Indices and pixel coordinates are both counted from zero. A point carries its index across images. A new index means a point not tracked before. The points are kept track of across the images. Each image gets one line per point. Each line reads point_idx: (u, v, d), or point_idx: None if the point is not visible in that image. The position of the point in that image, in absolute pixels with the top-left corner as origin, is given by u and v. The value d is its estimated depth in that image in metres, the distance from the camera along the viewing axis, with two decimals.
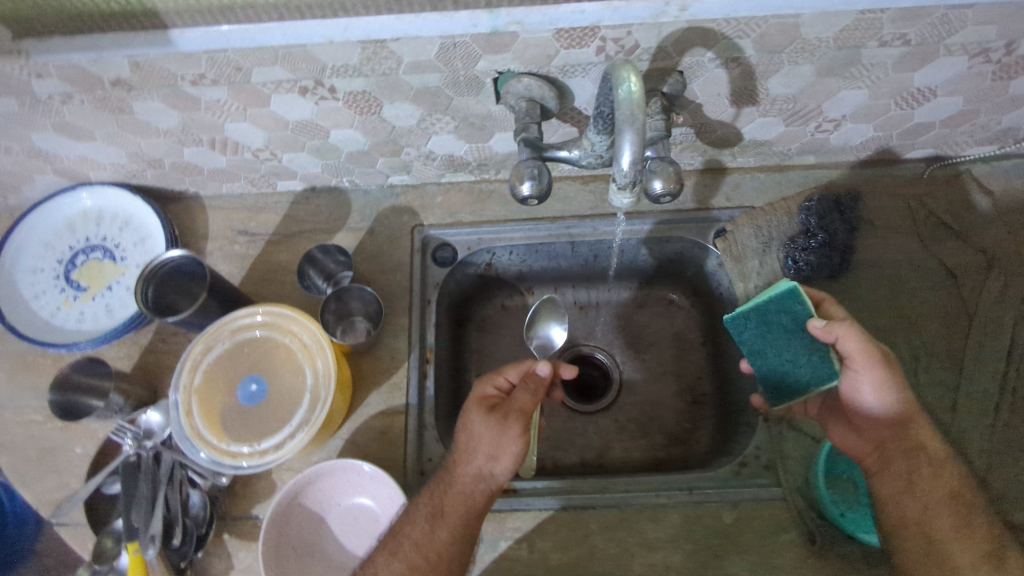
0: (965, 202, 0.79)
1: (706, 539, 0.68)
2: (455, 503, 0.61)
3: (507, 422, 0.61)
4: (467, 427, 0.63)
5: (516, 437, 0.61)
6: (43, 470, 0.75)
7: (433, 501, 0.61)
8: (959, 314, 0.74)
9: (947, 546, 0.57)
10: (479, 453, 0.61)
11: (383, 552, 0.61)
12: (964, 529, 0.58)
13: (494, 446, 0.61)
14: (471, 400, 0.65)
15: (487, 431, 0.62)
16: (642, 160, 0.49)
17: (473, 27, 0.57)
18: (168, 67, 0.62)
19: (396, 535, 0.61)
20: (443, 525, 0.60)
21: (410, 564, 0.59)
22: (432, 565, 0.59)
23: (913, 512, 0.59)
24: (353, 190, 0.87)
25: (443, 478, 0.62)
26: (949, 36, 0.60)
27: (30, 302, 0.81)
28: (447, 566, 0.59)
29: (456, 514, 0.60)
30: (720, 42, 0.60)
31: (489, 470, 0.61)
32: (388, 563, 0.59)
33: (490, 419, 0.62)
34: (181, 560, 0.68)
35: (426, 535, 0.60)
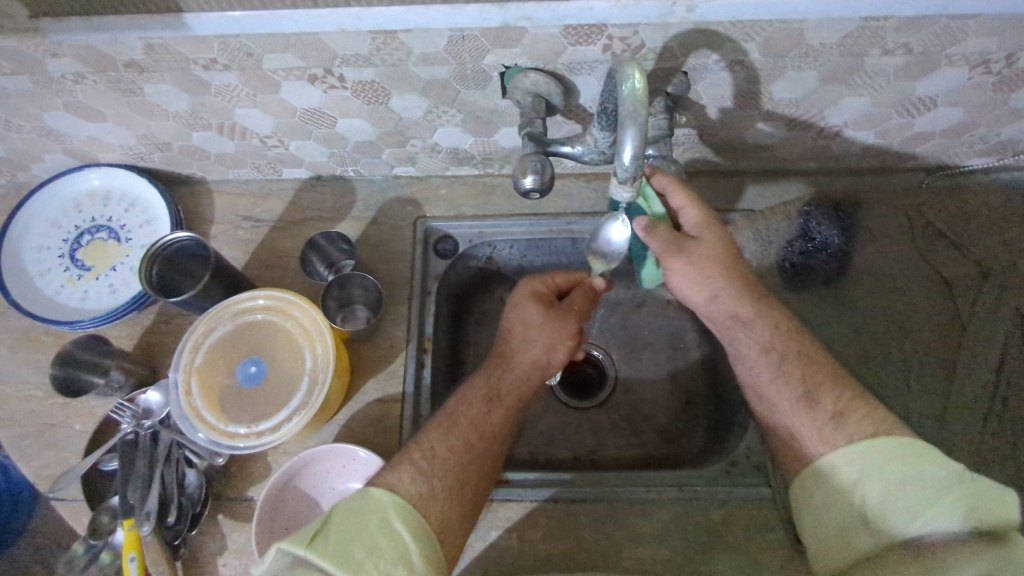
0: (961, 213, 0.80)
1: (695, 536, 0.69)
2: (512, 387, 0.65)
3: (565, 319, 0.66)
4: (524, 317, 0.67)
5: (573, 330, 0.67)
6: (42, 444, 0.76)
7: (490, 383, 0.65)
8: (952, 323, 0.75)
9: (803, 439, 0.59)
10: (538, 343, 0.66)
11: (437, 426, 0.62)
12: (810, 405, 0.59)
13: (552, 337, 0.66)
14: (527, 296, 0.68)
15: (547, 322, 0.66)
16: (643, 157, 0.50)
17: (483, 21, 0.58)
18: (181, 50, 0.63)
19: (449, 413, 0.63)
20: (499, 407, 0.64)
21: (465, 439, 0.61)
22: (487, 441, 0.62)
23: (770, 401, 0.62)
24: (358, 180, 0.88)
25: (499, 362, 0.66)
26: (950, 47, 0.61)
27: (34, 279, 0.82)
28: (498, 444, 0.63)
29: (512, 396, 0.64)
30: (725, 45, 0.61)
31: (547, 359, 0.66)
32: (443, 439, 0.61)
33: (549, 314, 0.67)
34: (175, 538, 0.69)
35: (483, 414, 0.63)
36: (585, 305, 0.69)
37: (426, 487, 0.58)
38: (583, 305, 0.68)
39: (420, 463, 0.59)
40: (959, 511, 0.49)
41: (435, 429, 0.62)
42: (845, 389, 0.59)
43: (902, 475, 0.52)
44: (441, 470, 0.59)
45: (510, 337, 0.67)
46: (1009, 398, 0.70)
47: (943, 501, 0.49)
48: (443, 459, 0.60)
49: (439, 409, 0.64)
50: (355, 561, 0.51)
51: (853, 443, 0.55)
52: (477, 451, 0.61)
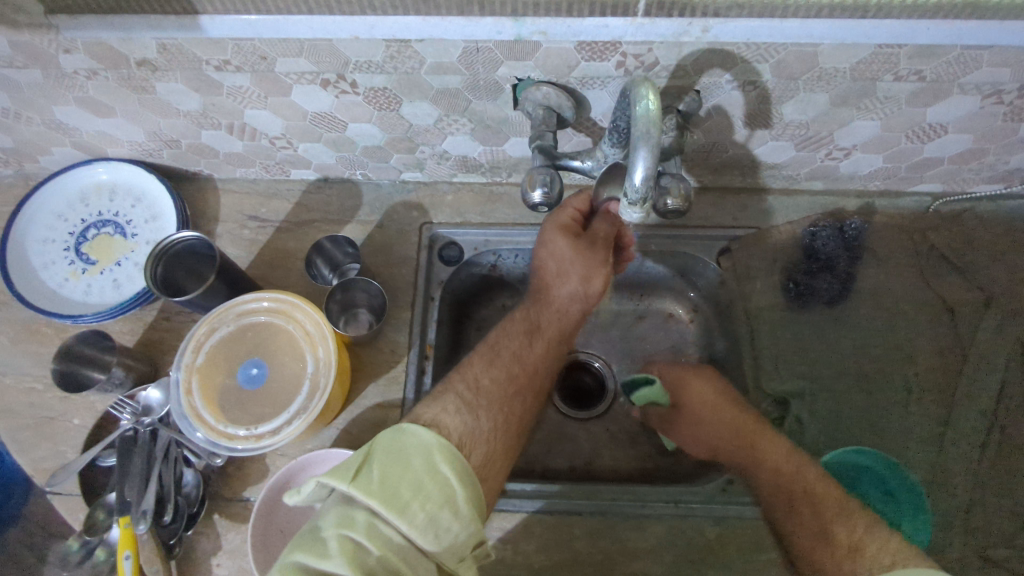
0: (966, 238, 0.80)
1: (688, 553, 0.69)
2: (550, 321, 0.68)
3: (599, 248, 0.69)
4: (556, 251, 0.70)
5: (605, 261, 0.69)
6: (41, 437, 0.76)
7: (530, 319, 0.68)
8: (953, 348, 0.75)
9: (822, 563, 0.57)
10: (571, 280, 0.69)
11: (481, 361, 0.64)
12: (824, 539, 0.58)
13: (587, 271, 0.69)
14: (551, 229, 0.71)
15: (580, 253, 0.69)
16: (654, 176, 0.50)
17: (497, 34, 0.58)
18: (195, 51, 0.63)
19: (491, 348, 0.65)
20: (539, 340, 0.67)
21: (508, 372, 0.63)
22: (528, 375, 0.64)
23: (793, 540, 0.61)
24: (366, 183, 0.88)
25: (537, 299, 0.70)
26: (964, 75, 0.61)
27: (39, 271, 0.82)
28: (539, 380, 0.65)
29: (551, 331, 0.68)
30: (738, 65, 0.61)
31: (585, 289, 0.69)
32: (488, 371, 0.62)
33: (578, 244, 0.69)
34: (170, 537, 0.69)
35: (526, 347, 0.65)
36: (609, 234, 0.70)
37: (471, 420, 0.57)
38: (609, 234, 0.70)
39: (465, 395, 0.59)
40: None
41: (479, 363, 0.64)
42: (857, 520, 0.58)
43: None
44: (486, 402, 0.59)
45: (544, 275, 0.71)
46: (1008, 427, 0.71)
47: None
48: (487, 390, 0.61)
49: (481, 344, 0.66)
50: (403, 501, 0.49)
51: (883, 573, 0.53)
52: (519, 384, 0.63)
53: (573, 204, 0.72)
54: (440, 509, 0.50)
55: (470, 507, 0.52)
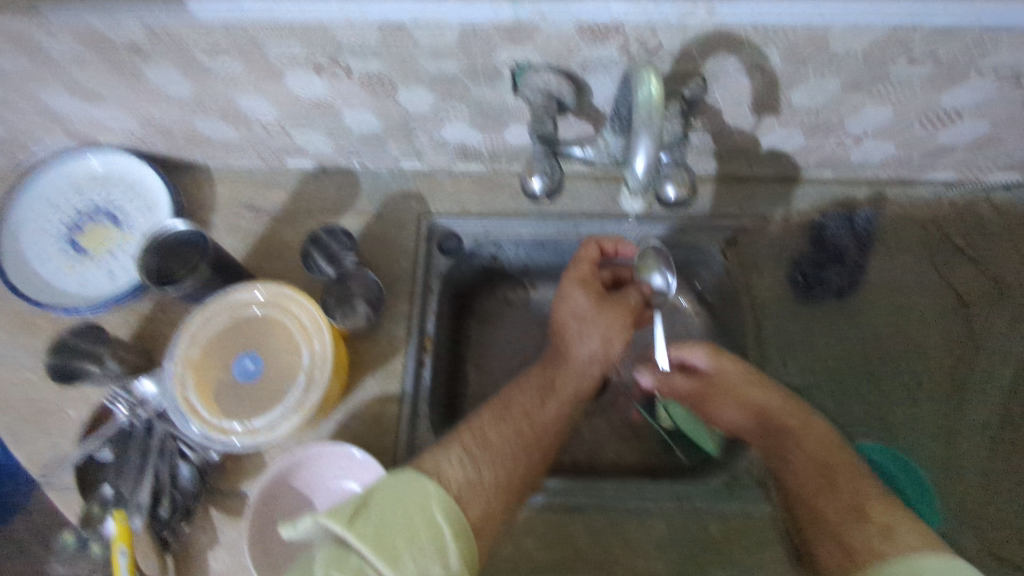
0: (978, 227, 0.77)
1: (692, 550, 0.68)
2: (566, 382, 0.68)
3: (619, 313, 0.73)
4: (577, 310, 0.72)
5: (624, 326, 0.73)
6: (35, 429, 0.75)
7: (546, 375, 0.68)
8: (964, 341, 0.73)
9: (848, 536, 0.57)
10: (588, 341, 0.71)
11: (492, 414, 0.63)
12: (858, 518, 0.58)
13: (605, 329, 0.71)
14: (574, 288, 0.73)
15: (600, 314, 0.72)
16: (657, 164, 0.48)
17: (495, 16, 0.56)
18: (184, 35, 0.61)
19: (504, 401, 0.64)
20: (551, 399, 0.66)
21: (517, 428, 0.62)
22: (539, 433, 0.63)
23: (816, 511, 0.60)
24: (363, 172, 0.86)
25: (554, 357, 0.70)
26: (981, 59, 0.58)
27: (32, 262, 0.81)
28: (550, 440, 0.64)
29: (566, 391, 0.68)
30: (746, 49, 0.59)
31: (603, 353, 0.71)
32: (497, 426, 0.62)
33: (598, 304, 0.72)
34: (166, 531, 0.68)
35: (538, 405, 0.65)
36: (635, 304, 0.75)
37: (474, 474, 0.57)
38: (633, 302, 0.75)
39: (472, 447, 0.59)
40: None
41: (490, 415, 0.63)
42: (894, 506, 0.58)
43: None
44: (492, 456, 0.59)
45: (563, 330, 0.72)
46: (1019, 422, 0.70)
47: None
48: (495, 444, 0.60)
49: (496, 397, 0.66)
50: (396, 553, 0.48)
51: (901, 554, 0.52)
52: (527, 441, 0.62)
53: (584, 254, 0.75)
54: (432, 560, 0.49)
55: (462, 562, 0.51)
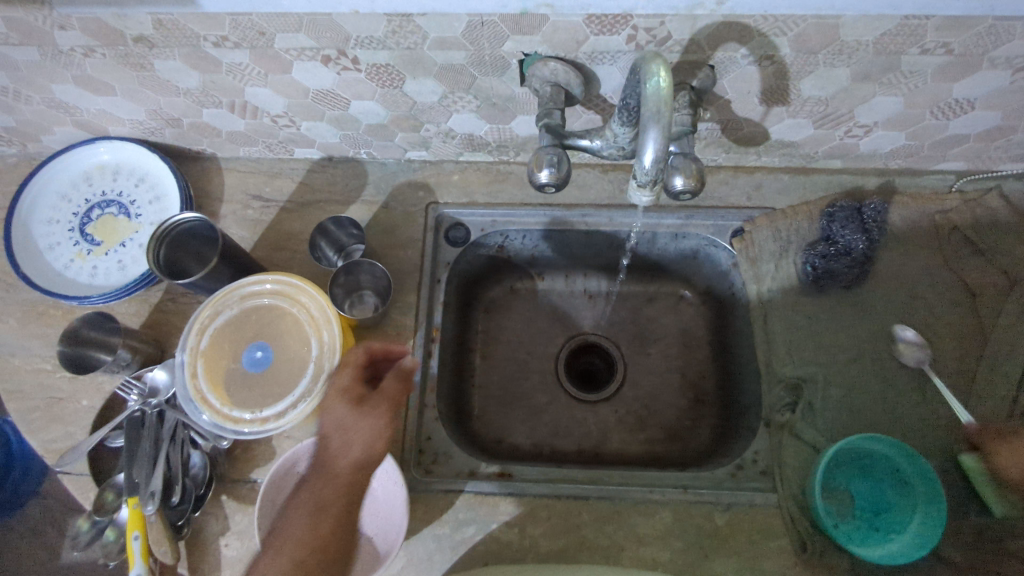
0: (990, 218, 0.76)
1: (696, 539, 0.68)
2: (333, 498, 0.61)
3: (378, 414, 0.63)
4: (336, 421, 0.64)
5: (385, 424, 0.63)
6: (49, 418, 0.76)
7: (314, 493, 0.62)
8: (973, 332, 0.72)
9: None
10: (351, 447, 0.63)
11: (274, 548, 0.60)
12: None
13: (349, 440, 0.63)
14: (336, 397, 0.64)
15: (355, 420, 0.63)
16: (665, 157, 0.48)
17: (502, 7, 0.56)
18: (191, 27, 0.61)
19: (275, 538, 0.61)
20: (326, 518, 0.61)
21: (298, 559, 0.59)
22: (324, 556, 0.59)
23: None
24: (370, 162, 0.86)
25: (321, 475, 0.63)
26: (994, 49, 0.58)
27: (43, 252, 0.81)
28: (332, 558, 0.60)
29: (338, 506, 0.61)
30: (755, 39, 0.58)
31: (372, 455, 0.63)
32: (272, 563, 0.58)
33: (355, 411, 0.63)
34: (178, 518, 0.69)
35: (307, 531, 0.60)
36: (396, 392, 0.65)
37: None
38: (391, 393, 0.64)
39: None
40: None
41: (266, 555, 0.60)
42: None
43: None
44: None
45: (328, 447, 0.64)
46: None
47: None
48: None
49: (276, 524, 0.62)
50: None
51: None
52: (309, 569, 0.58)
53: (345, 361, 0.66)
54: None
55: None
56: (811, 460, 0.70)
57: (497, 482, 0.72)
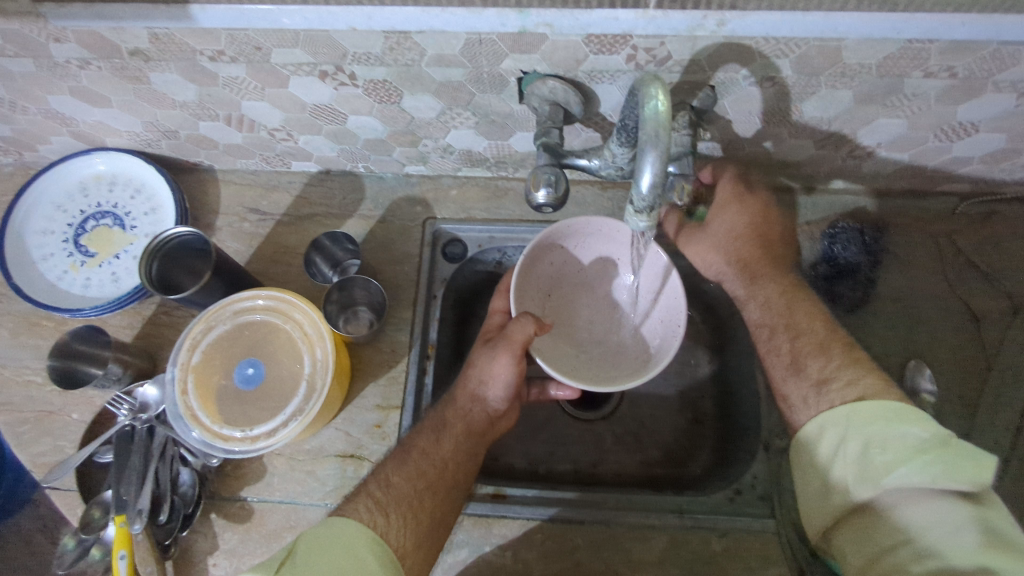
0: (994, 242, 0.75)
1: (694, 565, 0.67)
2: (456, 415, 0.67)
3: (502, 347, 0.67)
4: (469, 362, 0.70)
5: (505, 367, 0.67)
6: (38, 432, 0.75)
7: (438, 415, 0.68)
8: (977, 359, 0.71)
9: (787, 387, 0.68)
10: (474, 378, 0.68)
11: (393, 460, 0.64)
12: (797, 365, 0.67)
13: (490, 371, 0.67)
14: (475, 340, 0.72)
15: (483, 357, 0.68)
16: (663, 181, 0.47)
17: (500, 26, 0.55)
18: (187, 41, 0.60)
19: (403, 446, 0.66)
20: (448, 436, 0.66)
21: (419, 470, 0.63)
22: (440, 471, 0.64)
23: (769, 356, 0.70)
24: (368, 176, 0.85)
25: (447, 398, 0.69)
26: (999, 73, 0.57)
27: (37, 263, 0.81)
28: (452, 474, 0.65)
29: (457, 427, 0.67)
30: (756, 60, 0.57)
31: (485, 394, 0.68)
32: (398, 470, 0.63)
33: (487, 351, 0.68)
34: (166, 537, 0.68)
35: (433, 444, 0.65)
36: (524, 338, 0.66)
37: (382, 519, 0.59)
38: (517, 335, 0.66)
39: (376, 495, 0.61)
40: (935, 473, 0.54)
41: (393, 462, 0.65)
42: (831, 357, 0.66)
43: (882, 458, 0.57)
44: (395, 499, 0.61)
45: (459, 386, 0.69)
46: None
47: (922, 460, 0.55)
48: (398, 488, 0.62)
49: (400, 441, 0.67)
50: None
51: (813, 415, 0.64)
52: (429, 480, 0.63)
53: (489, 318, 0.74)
54: None
55: None
56: None
57: (489, 502, 0.70)
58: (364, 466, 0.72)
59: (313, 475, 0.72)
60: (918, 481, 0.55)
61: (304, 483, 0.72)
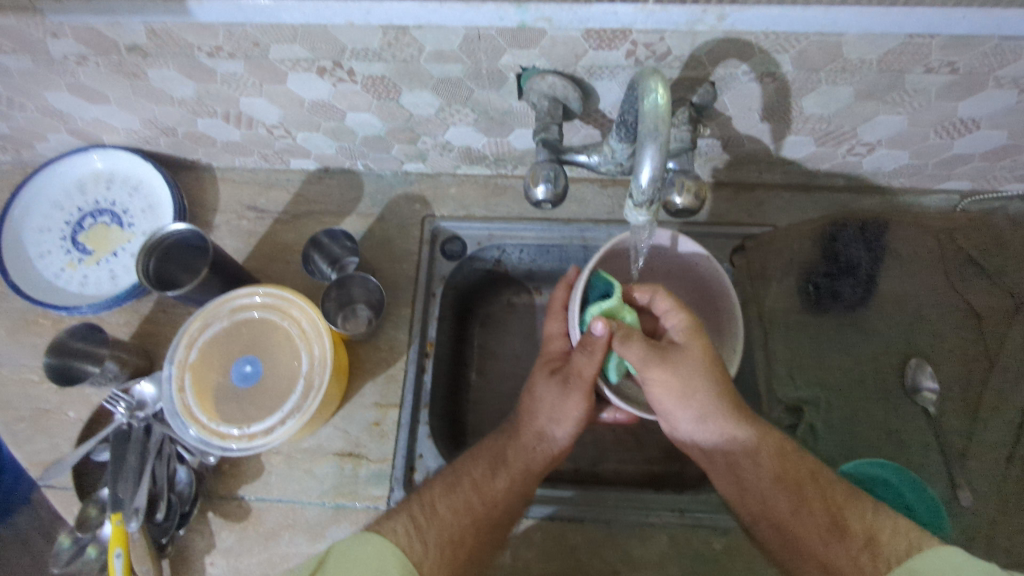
0: (998, 236, 0.71)
1: (694, 564, 0.67)
2: (516, 454, 0.68)
3: (577, 386, 0.66)
4: (537, 395, 0.70)
5: (577, 406, 0.67)
6: (35, 429, 0.75)
7: (496, 449, 0.68)
8: (979, 357, 0.69)
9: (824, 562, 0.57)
10: (544, 416, 0.68)
11: (440, 484, 0.64)
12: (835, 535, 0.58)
13: (563, 412, 0.68)
14: (539, 368, 0.72)
15: (553, 392, 0.68)
16: (662, 176, 0.47)
17: (499, 21, 0.55)
18: (185, 36, 0.60)
19: (453, 472, 0.66)
20: (503, 474, 0.66)
21: (468, 503, 0.63)
22: (488, 507, 0.64)
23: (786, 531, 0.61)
24: (367, 173, 0.85)
25: (509, 431, 0.70)
26: (1000, 68, 0.57)
27: (34, 260, 0.80)
28: (497, 513, 0.65)
29: (516, 465, 0.67)
30: (756, 56, 0.57)
31: (551, 435, 0.68)
32: (446, 497, 0.63)
33: (559, 385, 0.68)
34: (162, 535, 0.67)
35: (487, 477, 0.66)
36: (590, 372, 0.65)
37: (418, 543, 0.59)
38: (587, 371, 0.65)
39: (418, 518, 0.61)
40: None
41: (438, 485, 0.65)
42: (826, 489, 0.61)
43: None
44: (436, 525, 0.61)
45: (521, 423, 0.70)
46: None
47: None
48: (442, 516, 0.61)
49: (447, 468, 0.67)
50: None
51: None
52: (475, 514, 0.63)
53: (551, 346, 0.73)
54: None
55: None
56: None
57: None
58: (362, 465, 0.72)
59: (311, 474, 0.72)
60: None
61: (301, 481, 0.72)
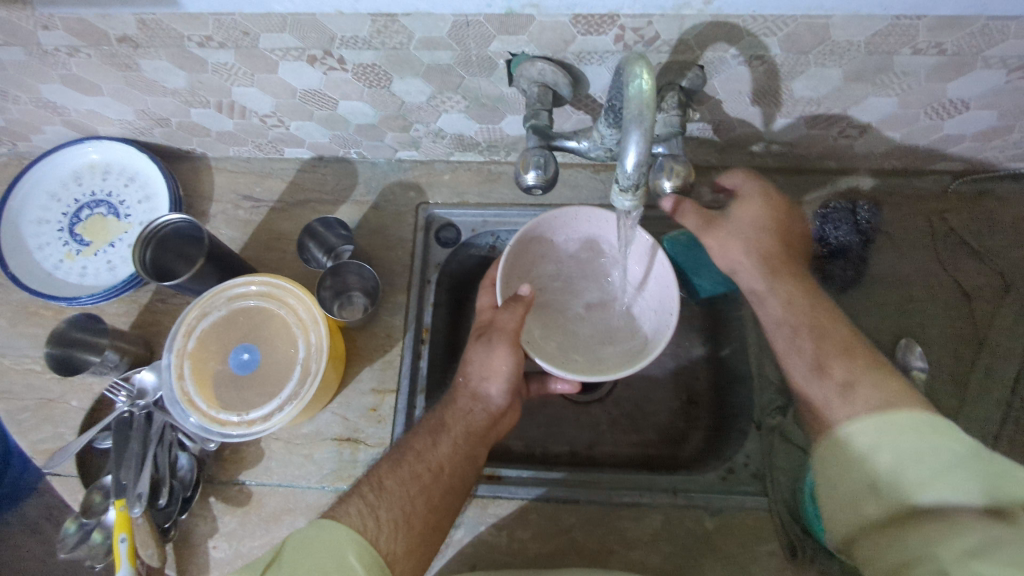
0: (988, 220, 0.76)
1: (687, 542, 0.68)
2: (456, 417, 0.65)
3: (497, 339, 0.66)
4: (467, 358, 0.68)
5: (503, 360, 0.66)
6: (39, 418, 0.76)
7: (436, 417, 0.66)
8: (969, 337, 0.71)
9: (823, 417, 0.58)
10: (474, 376, 0.67)
11: (386, 462, 0.63)
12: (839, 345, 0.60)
13: (491, 367, 0.66)
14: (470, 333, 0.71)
15: (477, 351, 0.67)
16: (648, 160, 0.47)
17: (487, 7, 0.55)
18: (175, 26, 0.60)
19: (397, 448, 0.64)
20: (446, 438, 0.64)
21: (414, 472, 0.61)
22: (435, 474, 0.62)
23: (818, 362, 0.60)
24: (361, 162, 0.86)
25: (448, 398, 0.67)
26: (988, 48, 0.57)
27: (32, 252, 0.81)
28: (448, 478, 0.63)
29: (457, 429, 0.65)
30: (744, 39, 0.57)
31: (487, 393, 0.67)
32: (392, 472, 0.61)
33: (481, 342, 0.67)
34: (165, 520, 0.69)
35: (430, 445, 0.63)
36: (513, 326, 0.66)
37: (371, 520, 0.57)
38: (511, 325, 0.66)
39: (368, 496, 0.59)
40: (978, 487, 0.45)
41: (385, 463, 0.63)
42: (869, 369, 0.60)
43: (915, 471, 0.48)
44: (387, 501, 0.59)
45: (458, 390, 0.67)
46: None
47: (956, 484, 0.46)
48: (389, 490, 0.60)
49: (393, 447, 0.65)
50: None
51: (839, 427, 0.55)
52: (424, 483, 0.61)
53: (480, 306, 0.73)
54: None
55: None
56: (801, 462, 0.68)
57: (485, 484, 0.71)
58: (361, 449, 0.73)
59: (310, 459, 0.73)
60: (955, 498, 0.45)
61: (300, 466, 0.73)
